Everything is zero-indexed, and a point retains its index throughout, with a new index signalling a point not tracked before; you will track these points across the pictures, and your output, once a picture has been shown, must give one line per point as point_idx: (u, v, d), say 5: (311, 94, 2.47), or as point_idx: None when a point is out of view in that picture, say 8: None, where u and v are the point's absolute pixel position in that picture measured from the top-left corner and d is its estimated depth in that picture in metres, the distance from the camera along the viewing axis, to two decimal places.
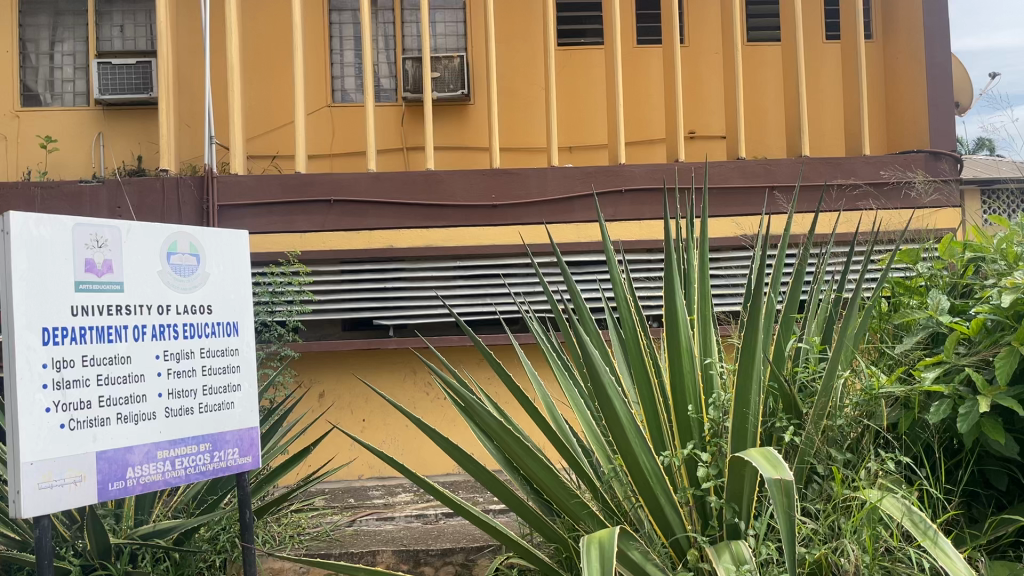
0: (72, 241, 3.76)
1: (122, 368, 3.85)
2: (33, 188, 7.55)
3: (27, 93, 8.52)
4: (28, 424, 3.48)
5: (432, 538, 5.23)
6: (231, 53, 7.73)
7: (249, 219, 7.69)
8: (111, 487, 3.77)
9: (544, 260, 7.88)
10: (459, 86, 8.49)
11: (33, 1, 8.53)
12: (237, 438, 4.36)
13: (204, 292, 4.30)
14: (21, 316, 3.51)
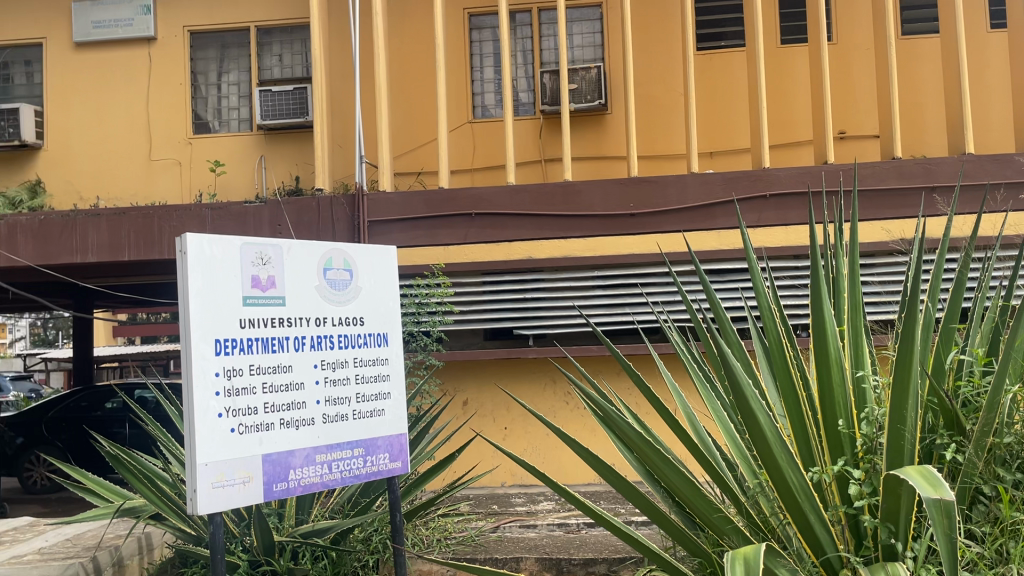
0: (240, 259, 4.08)
1: (284, 377, 4.13)
2: (204, 210, 8.19)
3: (198, 122, 9.26)
4: (203, 427, 3.80)
5: (574, 548, 5.26)
6: (379, 76, 8.15)
7: (396, 234, 8.03)
8: (276, 488, 4.04)
9: (684, 268, 7.76)
10: (597, 96, 8.53)
11: (203, 37, 9.30)
12: (388, 444, 4.56)
13: (356, 305, 4.54)
14: (197, 327, 3.85)
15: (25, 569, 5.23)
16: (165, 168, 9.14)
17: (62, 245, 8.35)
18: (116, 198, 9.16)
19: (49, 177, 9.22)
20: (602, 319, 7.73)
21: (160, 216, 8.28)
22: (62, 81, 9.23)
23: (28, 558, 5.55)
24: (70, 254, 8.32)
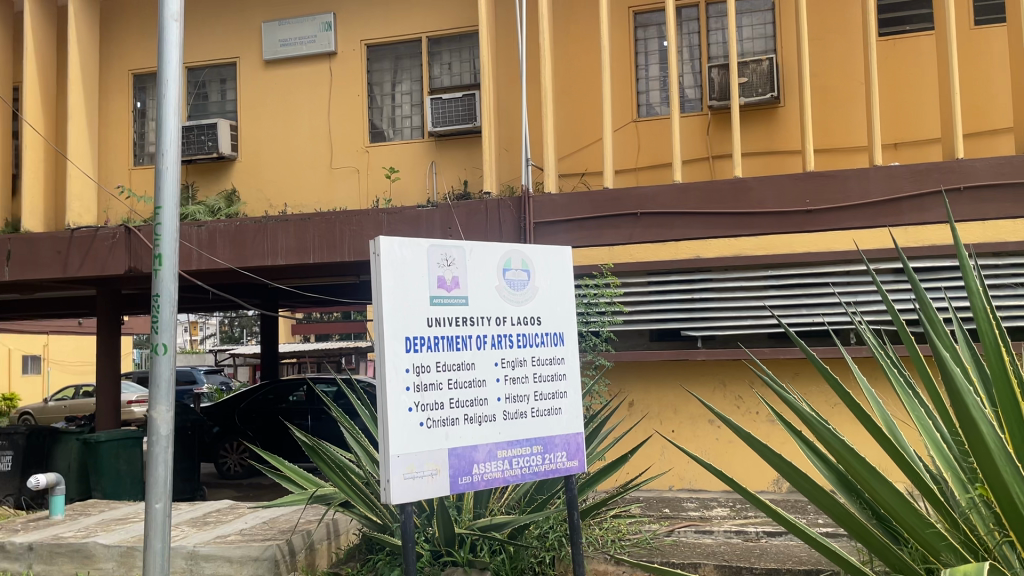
0: (427, 260, 4.24)
1: (467, 374, 4.26)
2: (381, 215, 8.60)
3: (374, 131, 9.72)
4: (396, 421, 3.98)
5: (755, 557, 5.09)
6: (545, 79, 8.25)
7: (563, 234, 8.10)
8: (461, 481, 4.17)
9: (881, 265, 7.30)
10: (769, 89, 8.21)
11: (378, 50, 9.77)
12: (565, 442, 4.59)
13: (534, 305, 4.61)
14: (389, 325, 4.04)
15: (229, 548, 5.69)
16: (344, 175, 9.68)
17: (255, 249, 9.00)
18: (300, 205, 9.80)
19: (242, 187, 9.98)
20: (794, 320, 7.41)
21: (340, 222, 8.77)
22: (254, 98, 9.98)
23: (230, 538, 6.03)
24: (262, 257, 8.96)
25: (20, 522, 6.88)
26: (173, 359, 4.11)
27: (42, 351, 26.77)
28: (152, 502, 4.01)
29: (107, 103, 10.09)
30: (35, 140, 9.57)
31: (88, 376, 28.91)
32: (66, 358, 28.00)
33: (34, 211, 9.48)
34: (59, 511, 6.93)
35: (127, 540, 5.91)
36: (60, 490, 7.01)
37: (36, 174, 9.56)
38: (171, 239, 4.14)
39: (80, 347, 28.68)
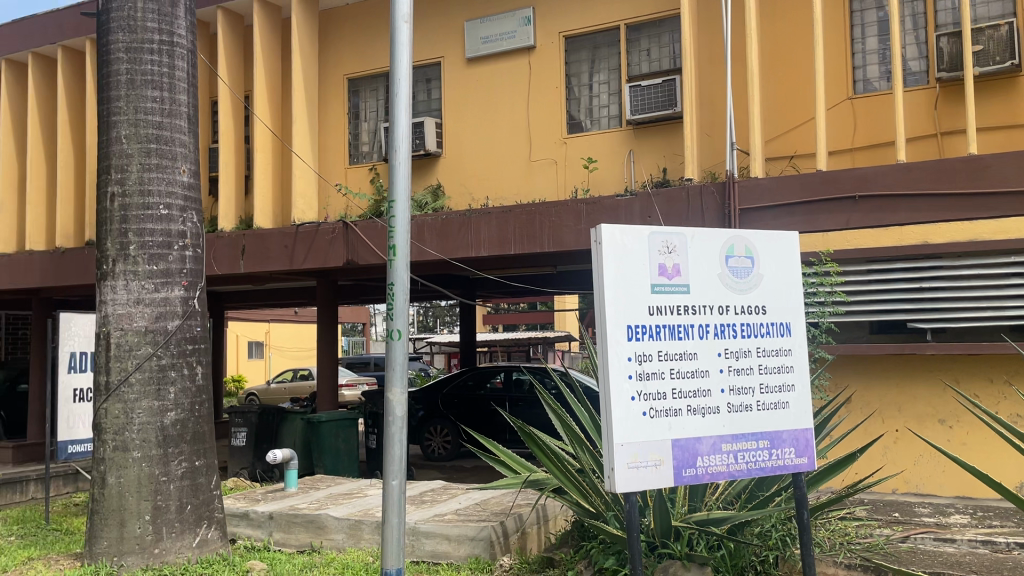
0: (648, 247, 4.16)
1: (690, 364, 4.15)
2: (580, 205, 8.63)
3: (572, 122, 9.74)
4: (620, 410, 3.96)
5: (1008, 571, 4.61)
6: (752, 59, 7.92)
7: (771, 221, 7.72)
8: (685, 473, 4.08)
9: None
10: (1009, 57, 7.41)
11: (576, 41, 9.78)
12: (793, 438, 4.38)
13: (758, 293, 4.41)
14: (612, 314, 4.02)
15: (447, 526, 5.91)
16: (543, 167, 9.79)
17: (460, 241, 9.32)
18: (502, 197, 10.03)
19: (447, 181, 10.39)
20: None
21: (540, 213, 8.88)
22: (457, 96, 10.36)
23: (448, 517, 6.26)
24: (467, 249, 9.26)
25: (260, 493, 7.54)
26: (405, 344, 4.32)
27: (265, 338, 29.36)
28: (390, 479, 4.27)
29: (325, 107, 10.83)
30: (264, 142, 10.37)
31: (303, 361, 31.38)
32: (285, 344, 30.54)
33: (264, 210, 10.35)
34: (293, 483, 7.54)
35: (355, 514, 6.31)
36: (293, 465, 7.62)
37: (266, 175, 10.41)
38: (404, 230, 4.36)
39: (297, 334, 31.18)
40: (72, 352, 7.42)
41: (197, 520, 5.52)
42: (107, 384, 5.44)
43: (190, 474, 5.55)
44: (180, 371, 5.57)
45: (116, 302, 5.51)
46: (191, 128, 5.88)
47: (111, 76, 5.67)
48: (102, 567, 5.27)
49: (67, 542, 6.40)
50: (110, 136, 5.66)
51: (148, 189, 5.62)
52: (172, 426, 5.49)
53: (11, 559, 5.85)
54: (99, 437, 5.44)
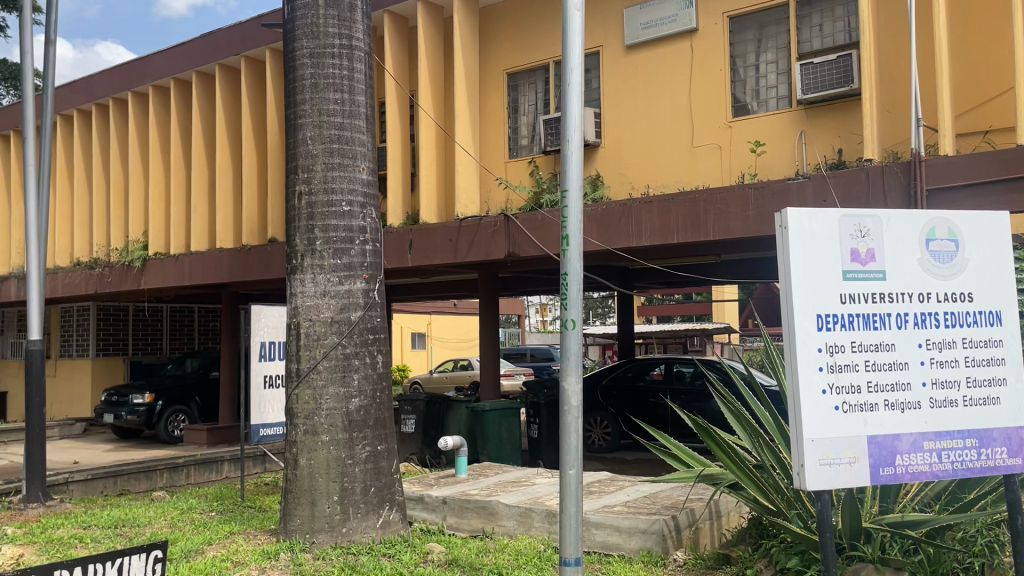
0: (839, 232, 3.93)
1: (888, 355, 3.89)
2: (747, 191, 8.31)
3: (737, 105, 9.41)
4: (811, 404, 3.76)
5: None
6: (940, 26, 7.34)
7: (964, 201, 7.14)
8: (882, 472, 3.84)
9: None
10: None
11: (741, 21, 9.46)
12: (1005, 437, 4.01)
13: (963, 280, 4.07)
14: (800, 303, 3.82)
15: (618, 518, 5.85)
16: (706, 153, 9.51)
17: (621, 230, 9.22)
18: (663, 185, 9.82)
19: (607, 171, 10.30)
20: None
21: (704, 200, 8.62)
22: (616, 84, 10.27)
23: (617, 509, 6.21)
24: (628, 238, 9.15)
25: (433, 478, 7.80)
26: (580, 334, 4.30)
27: (426, 329, 30.39)
28: (567, 468, 4.26)
29: (486, 102, 11.03)
30: (429, 140, 10.70)
31: (463, 352, 32.24)
32: (445, 336, 31.50)
33: (429, 205, 10.68)
34: (463, 470, 7.74)
35: (525, 502, 6.40)
36: (463, 452, 7.81)
37: (431, 170, 10.73)
38: (577, 220, 4.34)
39: (456, 326, 32.07)
40: (262, 342, 7.95)
41: (379, 502, 5.79)
42: (298, 371, 5.78)
43: (373, 457, 5.82)
44: (362, 359, 5.86)
45: (305, 294, 5.84)
46: (369, 127, 6.16)
47: (297, 82, 6.02)
48: (297, 544, 5.62)
49: (262, 518, 6.88)
50: (297, 138, 6.01)
51: (332, 187, 5.92)
52: (357, 412, 5.78)
53: (215, 532, 6.36)
54: (291, 421, 5.79)
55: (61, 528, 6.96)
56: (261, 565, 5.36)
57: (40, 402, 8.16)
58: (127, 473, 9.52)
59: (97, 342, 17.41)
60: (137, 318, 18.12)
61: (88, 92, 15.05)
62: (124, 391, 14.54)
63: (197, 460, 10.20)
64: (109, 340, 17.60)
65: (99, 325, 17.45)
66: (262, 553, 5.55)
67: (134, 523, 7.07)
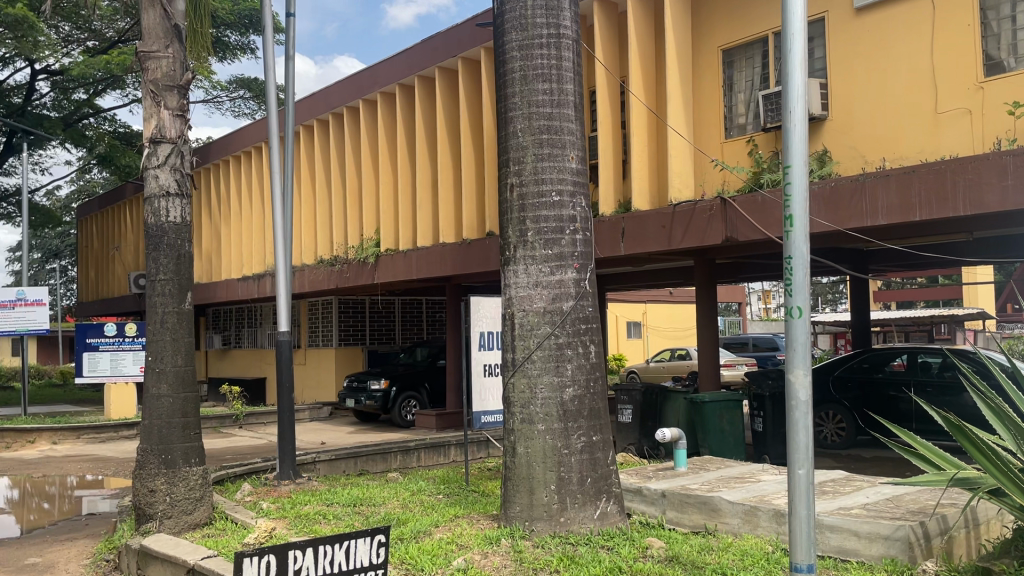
0: None
1: None
2: (1004, 157, 7.34)
3: (990, 62, 8.33)
4: None
5: None
6: None
7: None
8: None
9: None
10: None
11: None
12: None
13: None
14: None
15: (856, 522, 5.36)
16: (954, 119, 8.48)
17: (853, 209, 8.46)
18: (902, 158, 8.88)
19: (834, 145, 9.51)
20: None
21: (952, 170, 7.72)
22: (843, 51, 9.47)
23: (855, 512, 5.70)
24: (861, 218, 8.37)
25: (651, 470, 7.64)
26: (807, 322, 3.94)
27: (642, 318, 30.12)
28: (796, 468, 3.95)
29: (700, 81, 10.61)
30: (640, 127, 10.49)
31: (680, 341, 31.58)
32: (662, 325, 31.03)
33: (642, 192, 10.48)
34: (682, 463, 7.50)
35: (750, 499, 6.07)
36: (682, 445, 7.58)
37: (643, 156, 10.51)
38: (801, 198, 3.99)
39: (673, 314, 31.49)
40: (481, 332, 8.19)
41: (597, 494, 5.74)
42: (513, 360, 5.88)
43: (589, 448, 5.78)
44: (576, 349, 5.83)
45: (518, 285, 5.91)
46: (578, 116, 6.11)
47: (507, 75, 6.09)
48: (517, 531, 5.71)
49: (485, 503, 7.09)
50: (507, 131, 6.08)
51: (542, 177, 5.93)
52: (572, 402, 5.76)
53: (442, 515, 6.63)
54: (509, 410, 5.90)
55: (308, 504, 7.60)
56: (483, 550, 5.49)
57: (290, 388, 8.96)
58: (365, 455, 10.24)
59: (338, 333, 18.97)
60: (373, 310, 19.53)
61: (326, 103, 16.42)
62: (363, 378, 15.74)
63: (426, 444, 10.79)
64: (349, 330, 19.11)
65: (339, 317, 19.00)
66: (485, 538, 5.69)
67: (370, 502, 7.57)
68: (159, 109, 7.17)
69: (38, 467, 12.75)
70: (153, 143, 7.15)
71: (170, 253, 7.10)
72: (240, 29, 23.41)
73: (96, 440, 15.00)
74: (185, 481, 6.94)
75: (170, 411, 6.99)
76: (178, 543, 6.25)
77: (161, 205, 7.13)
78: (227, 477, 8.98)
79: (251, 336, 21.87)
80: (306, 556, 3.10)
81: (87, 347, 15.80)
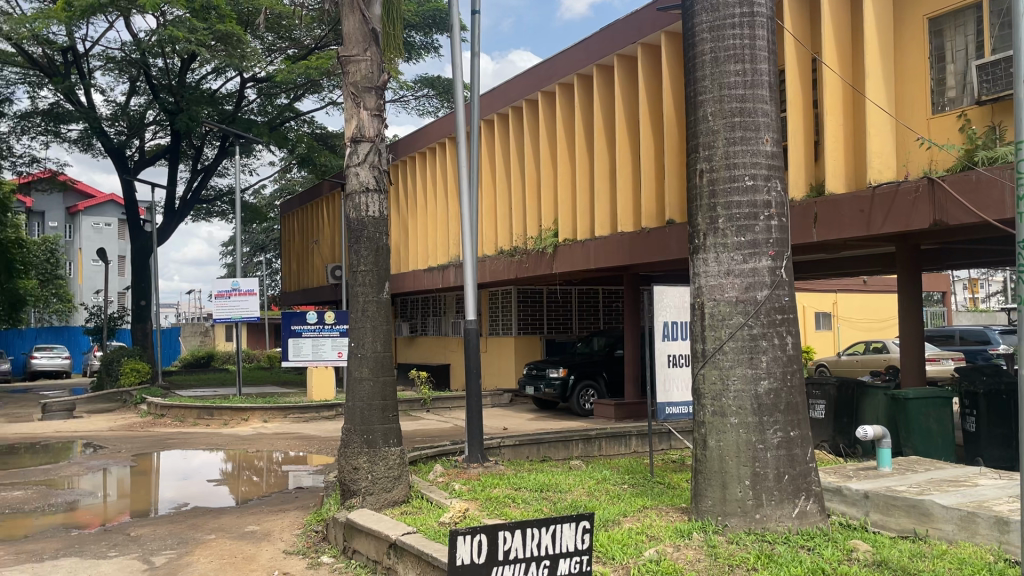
0: None
1: None
2: None
3: None
4: None
5: None
6: None
7: None
8: None
9: None
10: None
11: None
12: None
13: None
14: None
15: None
16: None
17: None
18: None
19: None
20: None
21: None
22: None
23: None
24: None
25: (851, 469, 7.22)
26: None
27: (833, 309, 28.54)
28: None
29: (902, 53, 9.86)
30: (834, 105, 9.93)
31: (875, 332, 29.63)
32: (854, 316, 29.24)
33: (836, 175, 9.91)
34: (887, 463, 7.03)
35: (967, 505, 5.59)
36: (886, 444, 7.09)
37: (837, 136, 9.93)
38: None
39: (867, 304, 29.62)
40: (665, 322, 8.05)
41: (795, 491, 5.50)
42: (704, 351, 5.75)
43: (786, 444, 5.55)
44: (771, 341, 5.60)
45: (708, 274, 5.77)
46: (772, 97, 5.85)
47: (697, 58, 5.94)
48: (709, 525, 5.58)
49: (673, 496, 6.99)
50: (697, 116, 5.93)
51: (734, 162, 5.74)
52: (767, 396, 5.55)
53: (629, 505, 6.61)
54: (699, 402, 5.78)
55: (497, 487, 7.83)
56: (675, 543, 5.42)
57: (478, 374, 9.24)
58: (548, 442, 10.41)
59: (518, 322, 19.37)
60: (551, 299, 19.79)
61: (507, 96, 16.81)
62: (542, 366, 15.98)
63: (607, 433, 10.82)
64: (528, 319, 19.46)
65: (519, 306, 19.39)
66: (676, 531, 5.61)
67: (556, 488, 7.68)
68: (359, 110, 7.59)
69: (252, 442, 13.99)
70: (354, 142, 7.61)
71: (369, 246, 7.52)
72: (424, 29, 24.41)
73: (300, 419, 16.25)
74: (385, 460, 7.35)
75: (371, 394, 7.43)
76: (380, 519, 6.63)
77: (362, 200, 7.57)
78: (419, 458, 9.42)
79: (435, 324, 22.82)
80: (514, 537, 3.21)
81: (292, 333, 17.02)
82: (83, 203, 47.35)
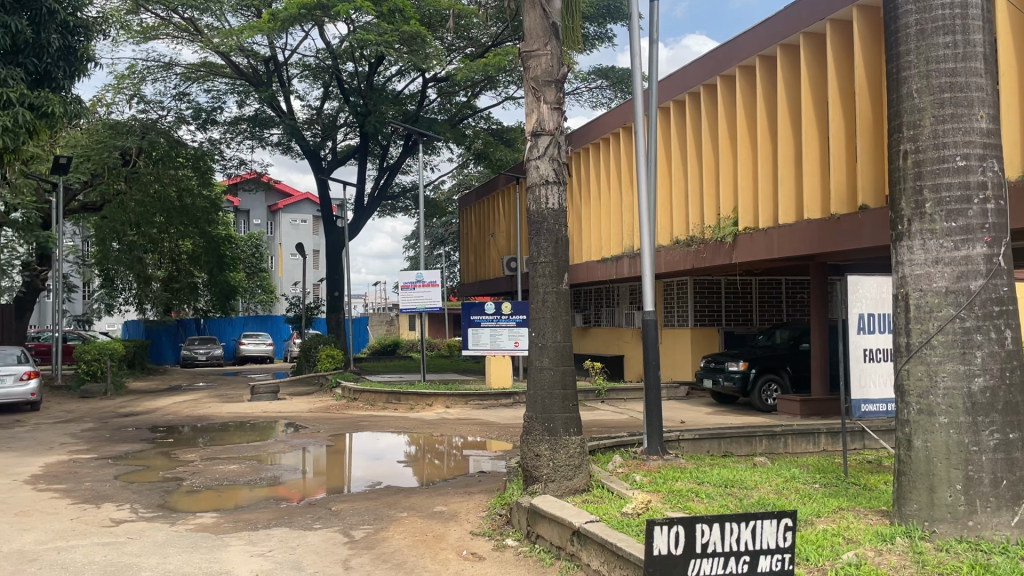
0: None
1: None
2: None
3: None
4: None
5: None
6: None
7: None
8: None
9: None
10: None
11: None
12: None
13: None
14: None
15: None
16: None
17: None
18: None
19: None
20: None
21: None
22: None
23: None
24: None
25: None
26: None
27: None
28: None
29: None
30: None
31: None
32: None
33: None
34: None
35: None
36: None
37: None
38: None
39: None
40: (861, 314, 7.60)
41: (1015, 499, 5.06)
42: (908, 346, 5.39)
43: (1003, 447, 5.13)
44: (987, 335, 5.17)
45: (914, 262, 5.38)
46: (988, 69, 5.38)
47: (900, 32, 5.54)
48: (915, 531, 5.22)
49: (871, 497, 6.60)
50: (900, 93, 5.54)
51: (943, 141, 5.32)
52: (982, 394, 5.13)
53: (823, 505, 6.31)
54: (903, 399, 5.43)
55: (679, 480, 7.73)
56: (877, 547, 5.12)
57: (657, 365, 9.15)
58: (730, 437, 10.11)
59: (695, 313, 18.99)
60: (730, 290, 19.25)
61: (684, 82, 16.46)
62: (721, 358, 15.48)
63: (793, 430, 10.40)
64: (705, 311, 19.03)
65: (696, 298, 19.00)
66: (877, 535, 5.29)
67: (742, 484, 7.48)
68: (539, 104, 7.72)
69: (437, 427, 14.62)
70: (534, 136, 7.73)
71: (549, 237, 7.63)
72: (598, 19, 24.38)
73: (480, 406, 16.80)
74: (566, 449, 7.45)
75: (551, 383, 7.56)
76: (564, 506, 6.73)
77: (542, 193, 7.69)
78: (599, 448, 9.47)
79: (609, 315, 22.81)
80: (712, 530, 3.46)
81: (472, 323, 17.67)
82: (281, 203, 51.33)
